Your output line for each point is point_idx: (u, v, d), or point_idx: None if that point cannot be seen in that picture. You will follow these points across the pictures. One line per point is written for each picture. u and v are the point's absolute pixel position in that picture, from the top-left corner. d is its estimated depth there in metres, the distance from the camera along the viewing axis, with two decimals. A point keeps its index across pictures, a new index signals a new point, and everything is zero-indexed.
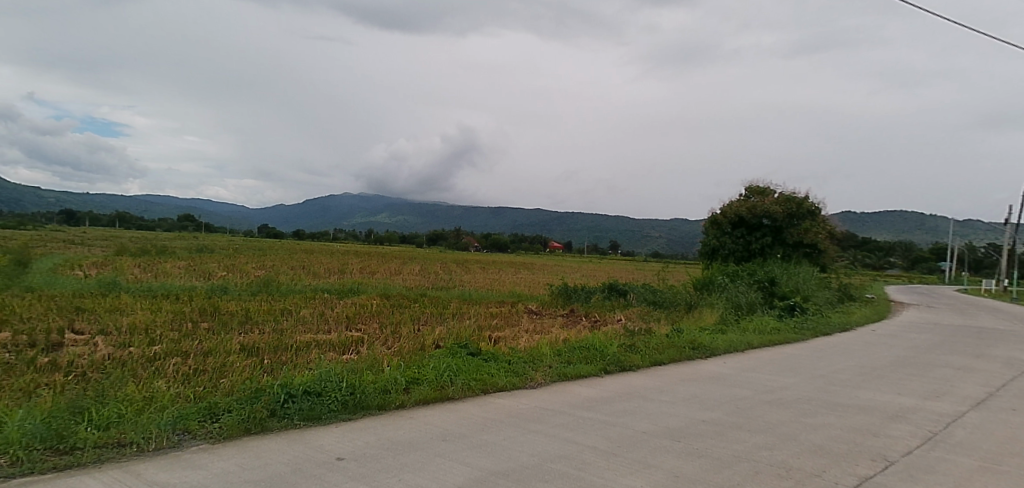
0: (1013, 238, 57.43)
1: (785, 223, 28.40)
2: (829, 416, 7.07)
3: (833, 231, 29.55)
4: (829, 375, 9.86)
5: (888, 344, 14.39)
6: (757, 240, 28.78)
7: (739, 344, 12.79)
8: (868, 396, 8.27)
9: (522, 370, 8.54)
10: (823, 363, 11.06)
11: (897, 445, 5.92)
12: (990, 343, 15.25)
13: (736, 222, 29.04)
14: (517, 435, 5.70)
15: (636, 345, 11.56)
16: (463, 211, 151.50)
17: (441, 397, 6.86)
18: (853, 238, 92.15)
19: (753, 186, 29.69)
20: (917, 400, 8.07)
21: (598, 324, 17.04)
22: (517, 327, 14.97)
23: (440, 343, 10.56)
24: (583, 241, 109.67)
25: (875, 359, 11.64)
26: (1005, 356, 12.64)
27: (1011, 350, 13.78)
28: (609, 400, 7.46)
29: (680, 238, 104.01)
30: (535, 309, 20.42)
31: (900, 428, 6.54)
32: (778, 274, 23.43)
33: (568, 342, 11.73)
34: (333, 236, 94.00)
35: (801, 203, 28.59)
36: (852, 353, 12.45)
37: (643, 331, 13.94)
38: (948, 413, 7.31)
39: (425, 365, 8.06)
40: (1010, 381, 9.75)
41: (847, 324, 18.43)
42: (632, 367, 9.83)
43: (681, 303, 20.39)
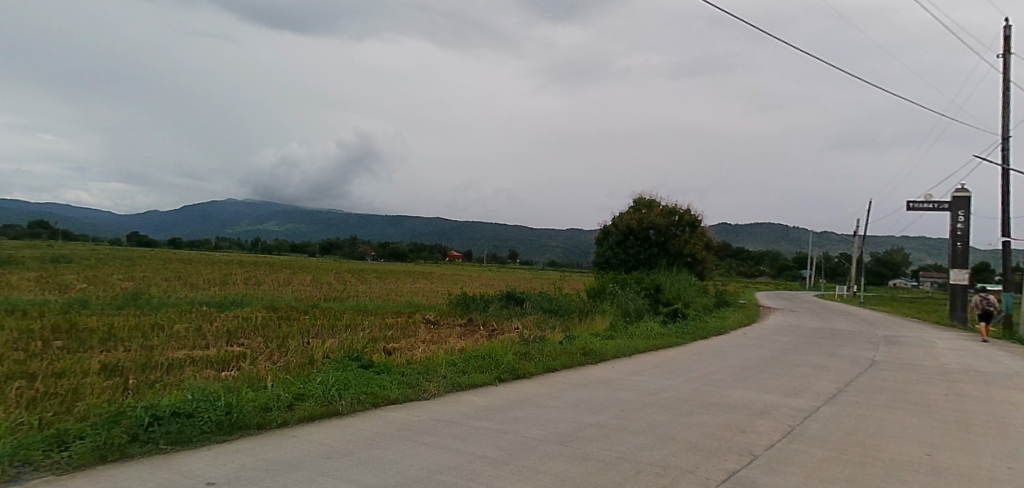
0: (861, 248, 64.29)
1: (669, 235, 29.99)
2: (704, 414, 7.55)
3: (711, 242, 31.51)
4: (706, 375, 10.57)
5: (758, 345, 15.62)
6: (644, 251, 30.21)
7: (626, 349, 13.32)
8: (738, 394, 8.93)
9: (416, 381, 8.42)
10: (701, 365, 11.84)
11: (762, 439, 6.42)
12: (842, 343, 16.94)
13: (624, 233, 30.34)
14: (406, 449, 5.62)
15: (531, 352, 11.76)
16: (359, 218, 147.90)
17: (328, 413, 6.62)
18: (730, 249, 99.07)
19: (640, 198, 31.08)
20: (780, 396, 8.81)
21: (495, 332, 17.17)
22: (413, 338, 14.76)
23: (328, 356, 10.19)
24: (480, 251, 110.15)
25: (747, 360, 12.61)
26: (853, 355, 14.12)
27: (857, 349, 15.42)
28: (503, 408, 7.52)
29: (574, 248, 107.33)
30: (432, 319, 20.27)
31: (766, 424, 7.09)
32: (662, 281, 24.69)
33: (463, 351, 11.72)
34: (217, 247, 88.49)
35: (683, 215, 30.28)
36: (727, 355, 13.41)
37: (538, 338, 14.20)
38: (805, 408, 8.04)
39: (312, 379, 7.77)
40: (857, 377, 10.90)
41: (722, 328, 19.73)
42: (525, 374, 9.97)
43: (575, 310, 20.99)
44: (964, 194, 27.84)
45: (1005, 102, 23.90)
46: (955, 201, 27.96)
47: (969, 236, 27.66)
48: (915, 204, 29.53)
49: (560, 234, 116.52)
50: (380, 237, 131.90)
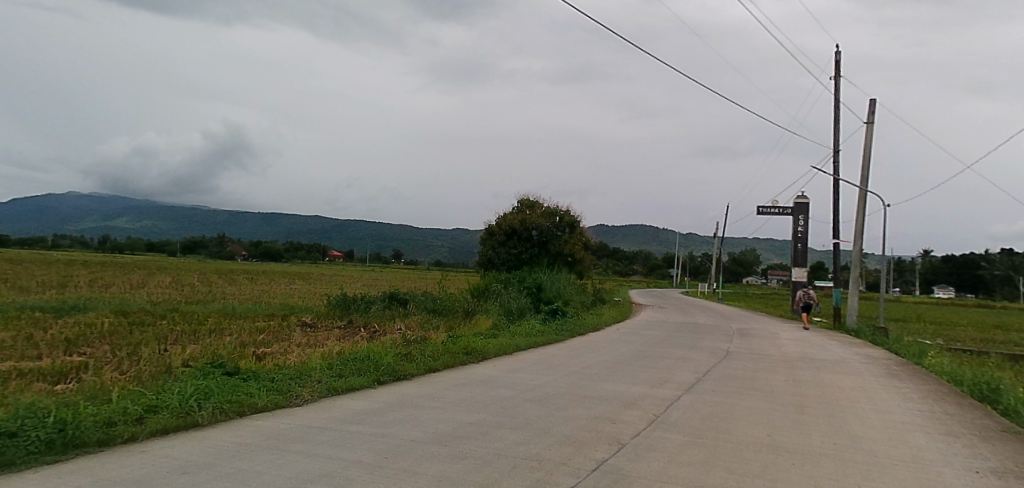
0: (722, 249, 69.90)
1: (550, 235, 30.83)
2: (578, 407, 7.82)
3: (589, 243, 32.77)
4: (581, 370, 10.96)
5: (630, 340, 16.45)
6: (526, 251, 30.83)
7: (507, 347, 13.48)
8: (610, 386, 9.34)
9: (287, 387, 8.03)
10: (577, 360, 12.26)
11: (629, 428, 6.76)
12: (703, 336, 18.28)
13: (507, 233, 30.77)
14: (273, 459, 5.32)
15: (412, 353, 11.60)
16: (228, 216, 138.89)
17: (184, 425, 6.14)
18: (607, 249, 103.79)
19: (523, 199, 31.68)
20: (647, 387, 9.34)
21: (375, 333, 16.77)
22: (286, 342, 14.06)
23: (188, 365, 9.45)
24: (361, 252, 107.30)
25: (619, 354, 13.24)
26: (712, 347, 15.28)
27: (716, 342, 16.70)
28: (380, 411, 7.34)
29: (457, 249, 107.47)
30: (308, 322, 19.42)
31: (634, 413, 7.48)
32: (543, 280, 25.29)
33: (341, 354, 11.33)
34: (58, 245, 79.22)
35: (564, 216, 31.27)
36: (602, 350, 13.99)
37: (419, 339, 14.02)
38: (669, 397, 8.58)
39: (166, 390, 7.18)
40: (715, 367, 11.80)
41: (599, 325, 20.57)
42: (405, 375, 9.80)
43: (458, 309, 20.95)
44: (804, 200, 31.03)
45: (836, 118, 26.92)
46: (797, 206, 31.05)
47: (808, 238, 30.86)
48: (764, 209, 32.49)
49: (443, 233, 116.27)
50: (252, 236, 124.71)
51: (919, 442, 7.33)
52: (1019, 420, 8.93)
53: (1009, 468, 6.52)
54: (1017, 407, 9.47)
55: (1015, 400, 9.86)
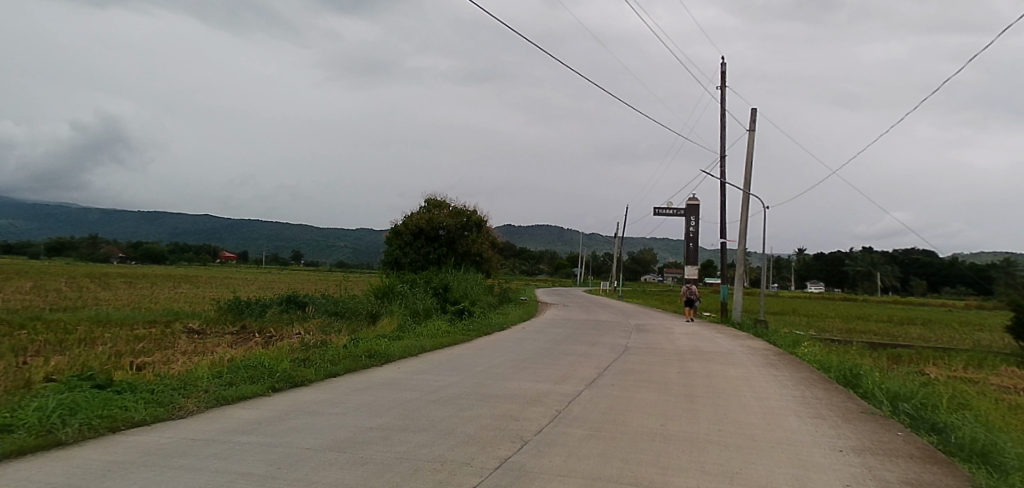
0: (622, 248, 72.62)
1: (457, 234, 30.71)
2: (482, 407, 7.82)
3: (496, 242, 32.94)
4: (486, 369, 10.98)
5: (534, 338, 16.70)
6: (434, 251, 30.56)
7: (411, 348, 13.28)
8: (514, 384, 9.43)
9: (168, 399, 7.47)
10: (482, 359, 12.29)
11: (532, 425, 6.83)
12: (604, 332, 18.90)
13: (413, 233, 30.35)
14: (152, 477, 4.93)
15: (310, 357, 11.16)
16: (105, 215, 128.02)
17: (47, 444, 5.56)
18: (512, 249, 104.84)
19: (430, 198, 31.36)
20: (550, 384, 9.51)
21: (271, 338, 16.02)
22: (172, 350, 13.13)
23: (51, 378, 8.58)
24: (257, 253, 102.27)
25: (523, 352, 13.40)
26: (612, 343, 15.81)
27: (615, 338, 17.29)
28: (275, 419, 7.00)
29: (361, 249, 104.84)
30: (196, 328, 18.25)
31: (537, 410, 7.58)
32: (449, 280, 25.13)
33: (232, 361, 10.71)
34: None
35: (471, 216, 31.26)
36: (507, 349, 14.09)
37: (319, 343, 13.53)
38: (571, 393, 8.77)
39: (23, 407, 6.48)
40: (614, 362, 12.21)
41: (504, 324, 20.74)
42: (303, 381, 9.42)
43: (361, 312, 20.41)
44: (695, 202, 32.78)
45: (722, 125, 28.66)
46: (689, 208, 32.76)
47: (700, 238, 32.64)
48: (660, 210, 34.02)
49: (345, 234, 113.16)
50: (133, 236, 115.62)
51: (795, 426, 7.92)
52: (877, 402, 9.88)
53: (868, 445, 7.19)
54: (875, 389, 10.48)
55: (873, 383, 10.90)
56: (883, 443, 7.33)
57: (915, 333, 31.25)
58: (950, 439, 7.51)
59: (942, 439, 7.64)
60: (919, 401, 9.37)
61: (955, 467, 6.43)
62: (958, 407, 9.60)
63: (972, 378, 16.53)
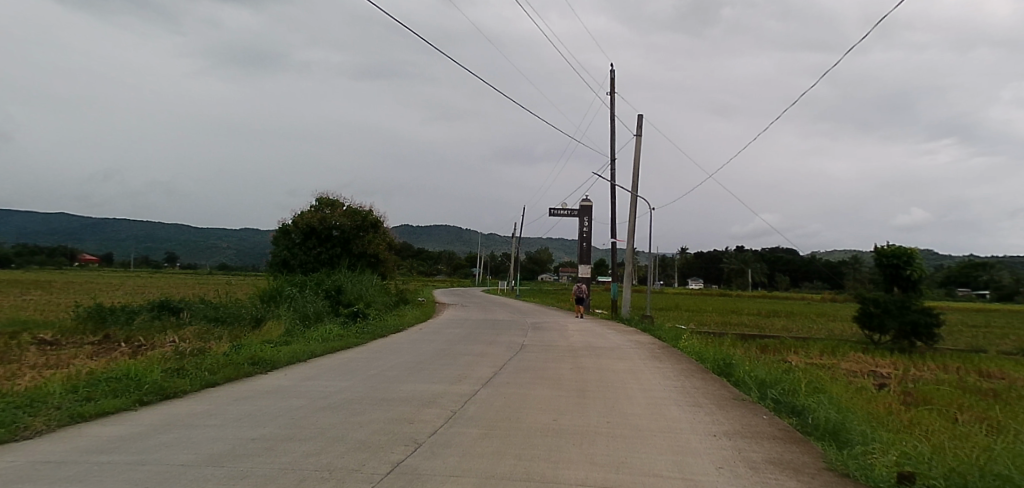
0: (520, 248, 73.82)
1: (352, 234, 29.82)
2: (374, 411, 7.63)
3: (392, 242, 32.32)
4: (380, 372, 10.72)
5: (432, 339, 16.53)
6: (326, 251, 29.46)
7: (300, 354, 12.72)
8: (409, 387, 9.29)
9: (11, 419, 6.67)
10: (376, 362, 11.99)
11: (426, 427, 6.75)
12: (501, 332, 19.07)
13: (305, 233, 29.11)
14: None
15: (185, 367, 10.39)
16: None
17: None
18: (409, 249, 103.54)
19: (322, 197, 30.21)
20: (446, 384, 9.46)
21: (141, 348, 14.74)
22: (22, 364, 11.73)
23: None
24: (127, 255, 94.16)
25: (419, 354, 13.21)
26: (509, 341, 15.98)
27: (513, 336, 17.50)
28: (143, 435, 6.45)
29: (247, 250, 99.36)
30: (50, 339, 16.43)
31: (431, 412, 7.51)
32: (342, 281, 24.32)
33: (95, 374, 9.74)
34: None
35: (366, 215, 30.48)
36: (402, 351, 13.84)
37: (196, 351, 12.61)
38: (466, 393, 8.76)
39: None
40: (510, 361, 12.34)
41: (400, 325, 20.39)
42: (176, 393, 8.74)
43: (245, 316, 19.27)
44: (588, 203, 33.82)
45: (613, 129, 29.80)
46: (582, 208, 33.77)
47: (592, 238, 33.71)
48: (555, 211, 34.79)
49: (229, 234, 106.77)
50: None
51: (676, 414, 8.37)
52: (746, 389, 10.66)
53: (739, 429, 7.74)
54: (745, 377, 11.30)
55: (744, 372, 11.75)
56: (751, 426, 7.91)
57: (781, 324, 34.12)
58: (808, 420, 8.24)
59: (801, 421, 8.36)
60: (781, 387, 10.22)
61: (812, 446, 7.06)
62: (814, 391, 10.55)
63: (827, 364, 18.23)
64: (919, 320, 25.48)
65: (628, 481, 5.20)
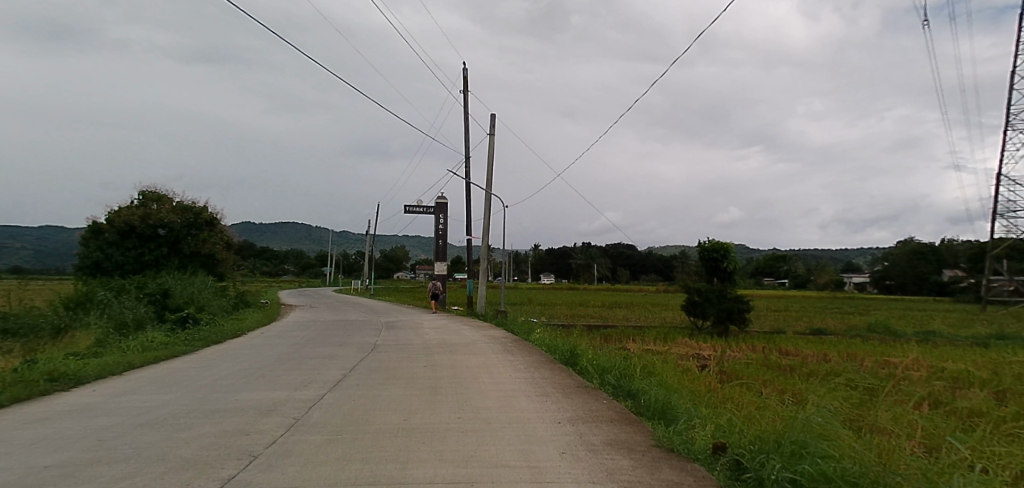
0: (373, 246, 72.15)
1: (181, 233, 27.32)
2: (203, 424, 7.03)
3: (229, 241, 30.06)
4: (211, 382, 9.89)
5: (275, 343, 15.62)
6: (150, 252, 26.65)
7: (114, 366, 11.38)
8: (246, 396, 8.67)
9: None
10: (207, 371, 11.06)
11: (264, 438, 6.35)
12: (351, 332, 18.50)
13: (123, 231, 26.14)
14: None
15: None
16: None
17: None
18: (252, 248, 97.07)
19: (144, 191, 27.29)
20: (289, 391, 8.96)
21: None
22: None
23: None
24: None
25: (259, 360, 12.40)
26: (359, 342, 15.56)
27: (364, 337, 17.06)
28: None
29: (54, 251, 87.20)
30: None
31: (270, 421, 7.07)
32: (169, 285, 22.17)
33: None
34: None
35: (198, 212, 28.09)
36: (240, 357, 12.92)
37: None
38: (310, 398, 8.35)
39: None
40: (360, 362, 11.97)
41: (238, 330, 19.00)
42: None
43: (45, 327, 16.86)
44: (443, 200, 33.77)
45: (467, 128, 30.03)
46: (437, 206, 33.65)
47: (448, 235, 33.68)
48: (410, 208, 34.30)
49: (30, 233, 93.00)
50: None
51: (524, 405, 8.63)
52: (589, 376, 11.28)
53: (581, 415, 8.15)
54: (588, 365, 11.94)
55: (586, 360, 12.41)
56: (592, 411, 8.36)
57: (622, 315, 36.55)
58: (640, 401, 8.89)
59: (635, 403, 9.01)
60: (619, 372, 10.96)
61: (643, 425, 7.64)
62: (646, 374, 11.43)
63: (661, 350, 19.84)
64: (733, 306, 28.51)
65: (477, 474, 5.25)
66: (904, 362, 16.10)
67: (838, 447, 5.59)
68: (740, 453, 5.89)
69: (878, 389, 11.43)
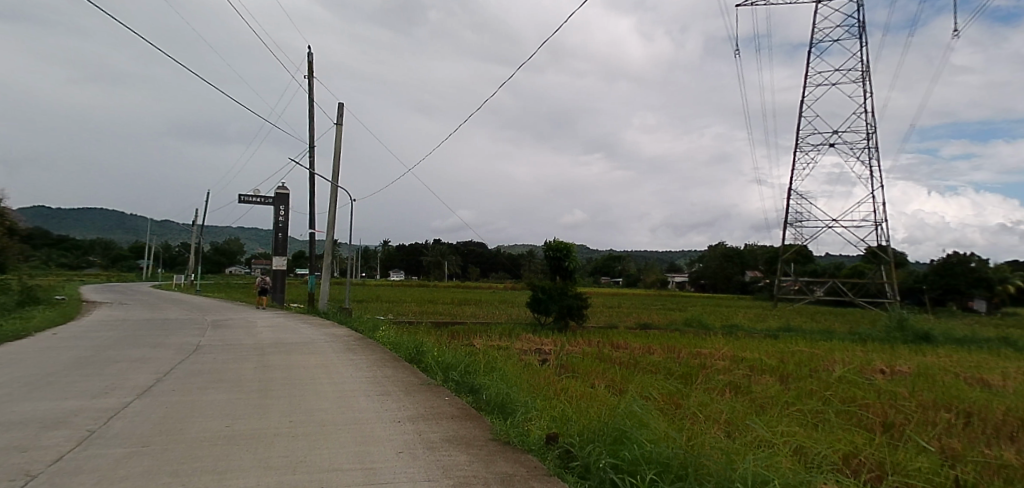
0: (200, 239, 66.46)
1: None
2: None
3: (15, 227, 26.01)
4: None
5: (72, 345, 13.78)
6: None
7: None
8: (30, 406, 7.56)
9: None
10: None
11: (48, 455, 5.57)
12: (168, 332, 16.84)
13: None
14: None
15: None
16: None
17: None
18: (50, 238, 85.02)
19: None
20: (86, 399, 7.94)
21: None
22: None
23: None
24: None
25: (51, 364, 10.86)
26: (177, 343, 14.20)
27: (183, 337, 15.61)
28: None
29: None
30: None
31: (58, 434, 6.22)
32: None
33: None
34: None
35: None
36: (26, 361, 11.23)
37: None
38: (113, 407, 7.47)
39: None
40: (177, 364, 10.93)
41: (22, 331, 16.49)
42: None
43: None
44: (283, 191, 31.90)
45: (311, 115, 28.67)
46: (277, 197, 31.70)
47: (288, 229, 31.87)
48: (245, 197, 32.00)
49: None
50: None
51: (363, 405, 8.39)
52: (432, 373, 11.24)
53: (421, 412, 8.10)
54: (432, 363, 11.90)
55: (430, 358, 12.37)
56: (434, 408, 8.35)
57: (468, 311, 36.96)
58: (481, 397, 9.04)
59: (476, 398, 9.14)
60: (462, 369, 11.05)
61: (483, 420, 7.77)
62: (489, 369, 11.63)
63: (504, 345, 20.38)
64: (573, 303, 29.96)
65: (303, 481, 5.01)
66: (712, 353, 17.97)
67: (655, 433, 6.07)
68: (570, 443, 6.20)
69: (692, 377, 12.61)
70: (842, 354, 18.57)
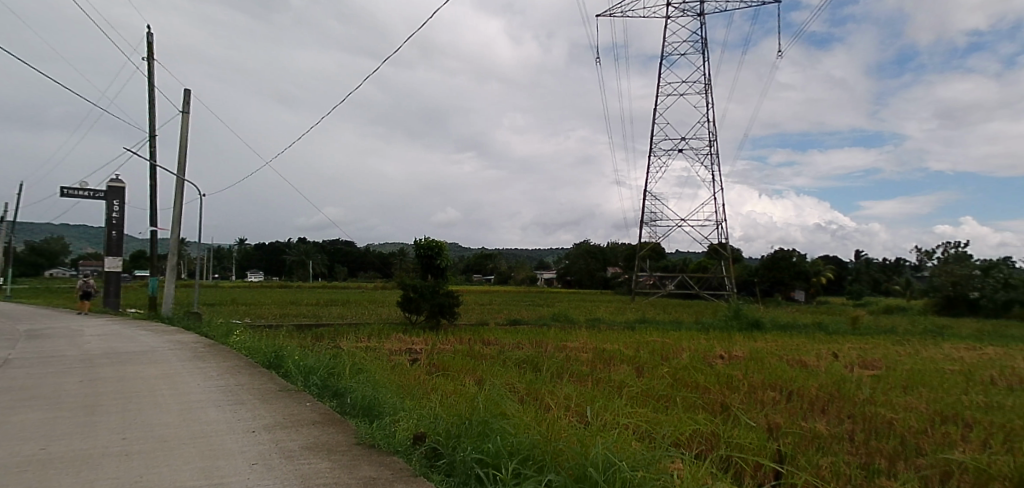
0: (12, 237, 58.32)
1: None
2: None
3: None
4: None
5: None
6: None
7: None
8: None
9: None
10: None
11: None
12: None
13: None
14: None
15: None
16: None
17: None
18: None
19: None
20: None
21: None
22: None
23: None
24: None
25: None
26: None
27: None
28: None
29: None
30: None
31: None
32: None
33: None
34: None
35: None
36: None
37: None
38: None
39: None
40: None
41: None
42: None
43: None
44: (117, 184, 28.81)
45: (151, 101, 26.18)
46: (109, 190, 28.55)
47: (123, 225, 28.81)
48: (69, 190, 28.46)
49: None
50: None
51: (211, 416, 7.77)
52: (292, 379, 10.67)
53: (278, 420, 7.66)
54: (293, 368, 11.30)
55: (291, 362, 11.75)
56: (293, 415, 7.94)
57: (333, 312, 35.64)
58: (346, 401, 8.74)
59: (340, 402, 8.82)
60: (325, 372, 10.61)
61: (347, 424, 7.52)
62: (355, 372, 11.27)
63: (373, 346, 19.85)
64: (444, 301, 29.74)
65: None
66: (577, 346, 18.73)
67: (517, 424, 6.20)
68: (437, 442, 6.17)
69: (557, 370, 13.01)
70: (692, 342, 20.11)
